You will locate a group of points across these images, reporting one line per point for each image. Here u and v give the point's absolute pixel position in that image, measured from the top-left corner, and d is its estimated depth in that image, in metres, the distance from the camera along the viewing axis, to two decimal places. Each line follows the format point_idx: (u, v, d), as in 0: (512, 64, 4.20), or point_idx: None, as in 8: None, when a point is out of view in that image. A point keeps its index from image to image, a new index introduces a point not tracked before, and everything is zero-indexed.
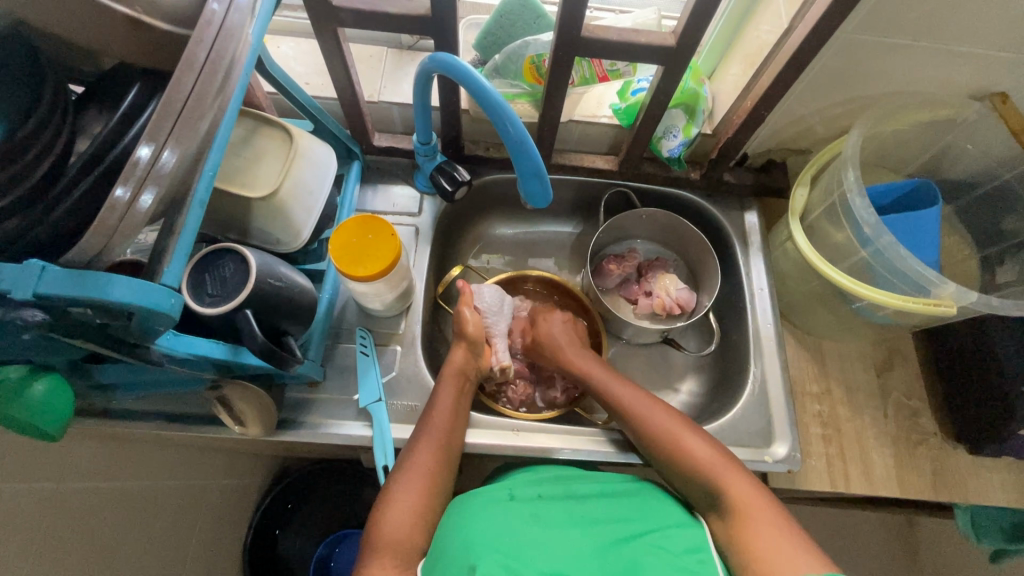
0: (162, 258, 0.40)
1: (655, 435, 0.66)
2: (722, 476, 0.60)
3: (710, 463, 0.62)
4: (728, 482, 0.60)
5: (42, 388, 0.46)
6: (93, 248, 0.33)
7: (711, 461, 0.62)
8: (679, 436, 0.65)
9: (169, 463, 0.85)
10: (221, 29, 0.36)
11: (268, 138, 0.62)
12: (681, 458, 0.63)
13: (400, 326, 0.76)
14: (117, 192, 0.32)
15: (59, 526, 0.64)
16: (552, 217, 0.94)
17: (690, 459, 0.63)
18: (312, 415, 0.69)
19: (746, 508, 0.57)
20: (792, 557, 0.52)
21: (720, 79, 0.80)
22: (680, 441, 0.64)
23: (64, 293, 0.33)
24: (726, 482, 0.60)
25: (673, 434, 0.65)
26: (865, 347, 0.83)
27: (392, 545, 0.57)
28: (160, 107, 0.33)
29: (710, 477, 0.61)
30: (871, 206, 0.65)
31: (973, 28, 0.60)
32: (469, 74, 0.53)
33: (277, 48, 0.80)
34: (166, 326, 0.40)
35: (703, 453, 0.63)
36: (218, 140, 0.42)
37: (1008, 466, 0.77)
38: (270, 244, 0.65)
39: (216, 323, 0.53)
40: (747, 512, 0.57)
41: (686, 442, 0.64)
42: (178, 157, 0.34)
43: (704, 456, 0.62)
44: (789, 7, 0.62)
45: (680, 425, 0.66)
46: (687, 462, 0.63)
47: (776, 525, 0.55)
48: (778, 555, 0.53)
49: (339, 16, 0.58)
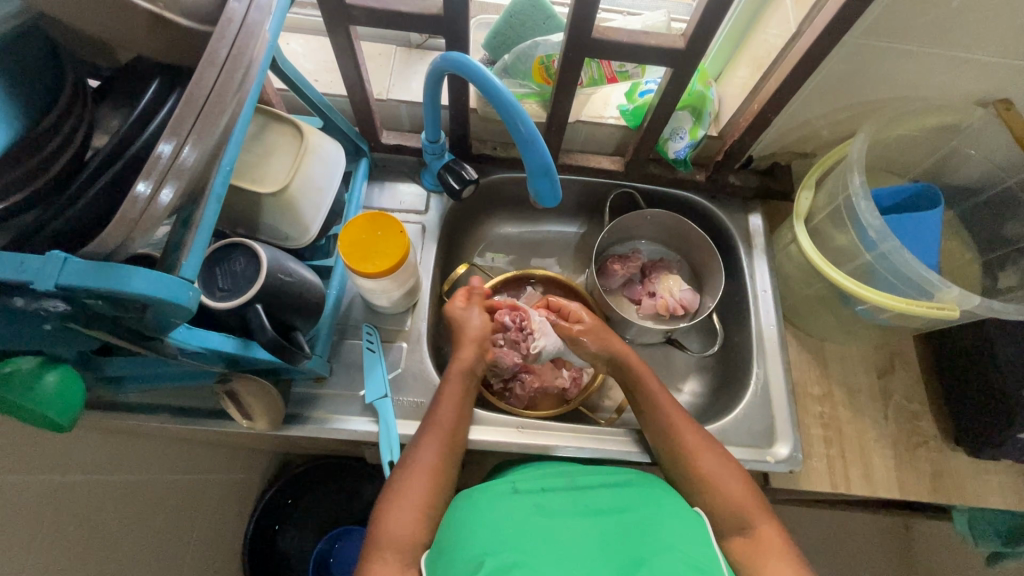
0: (179, 251, 0.40)
1: (691, 460, 0.65)
2: (756, 518, 0.61)
3: (744, 502, 0.61)
4: (759, 524, 0.60)
5: (54, 380, 0.46)
6: (113, 241, 0.34)
7: (744, 500, 0.62)
8: (718, 468, 0.64)
9: (174, 456, 0.85)
10: (242, 27, 0.37)
11: (280, 134, 0.62)
12: (713, 488, 0.63)
13: (405, 323, 0.77)
14: (139, 186, 0.33)
15: (63, 518, 0.65)
16: (557, 216, 0.95)
17: (722, 493, 0.62)
18: (319, 411, 0.69)
19: (773, 552, 0.58)
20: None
21: (727, 82, 0.81)
22: (717, 473, 0.64)
23: (83, 284, 0.33)
24: (758, 522, 0.60)
25: (711, 463, 0.64)
26: (866, 349, 0.83)
27: (397, 543, 0.57)
28: (182, 104, 0.34)
29: (742, 513, 0.61)
30: (876, 210, 0.65)
31: (980, 35, 0.60)
32: (478, 73, 0.54)
33: (286, 45, 0.81)
34: (182, 318, 0.40)
35: (735, 494, 0.62)
36: (235, 135, 0.42)
37: (1006, 469, 0.78)
38: (279, 240, 0.65)
39: (227, 317, 0.53)
40: (773, 554, 0.58)
41: (723, 477, 0.63)
42: (200, 153, 0.35)
43: (739, 496, 0.62)
44: (797, 11, 0.63)
45: (721, 458, 0.65)
46: (718, 495, 0.63)
47: (798, 572, 0.56)
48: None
49: (351, 14, 0.58)
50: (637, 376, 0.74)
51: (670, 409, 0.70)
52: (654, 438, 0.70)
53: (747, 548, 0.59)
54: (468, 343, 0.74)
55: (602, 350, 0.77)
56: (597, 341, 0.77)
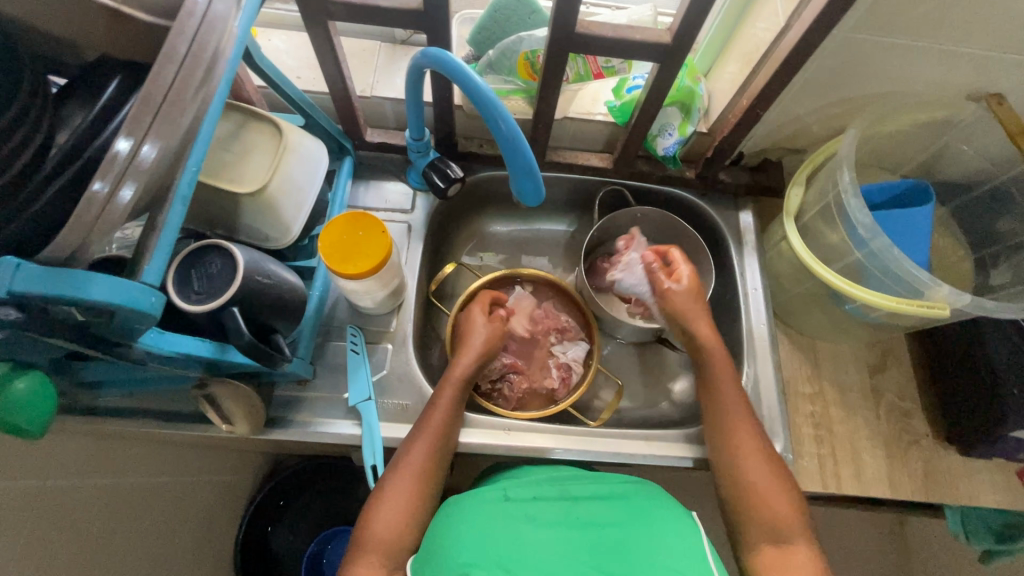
0: (142, 254, 0.39)
1: (742, 470, 0.63)
2: (792, 535, 0.59)
3: (785, 518, 0.59)
4: (795, 542, 0.58)
5: (24, 387, 0.44)
6: (70, 245, 0.32)
7: (786, 518, 0.59)
8: (767, 481, 0.61)
9: (159, 459, 0.84)
10: (203, 20, 0.35)
11: (258, 133, 0.61)
12: (755, 501, 0.61)
13: (391, 324, 0.75)
14: (95, 185, 0.31)
15: (44, 524, 0.63)
16: (547, 214, 0.93)
17: (763, 507, 0.60)
18: (302, 414, 0.68)
19: (804, 571, 0.56)
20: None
21: (717, 77, 0.79)
22: (763, 485, 0.61)
23: (37, 290, 0.32)
24: (794, 540, 0.58)
25: (760, 475, 0.62)
26: (859, 348, 0.82)
27: (381, 545, 0.57)
28: (139, 102, 0.32)
29: (779, 529, 0.59)
30: (866, 207, 0.64)
31: (972, 28, 0.59)
32: (460, 70, 0.52)
33: (268, 41, 0.79)
34: (148, 324, 0.39)
35: (783, 511, 0.60)
36: (203, 133, 0.41)
37: (998, 468, 0.77)
38: (260, 241, 0.64)
39: (201, 320, 0.52)
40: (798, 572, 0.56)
41: (768, 492, 0.61)
42: (159, 151, 0.33)
43: (782, 512, 0.59)
44: (786, 5, 0.61)
45: (771, 468, 0.62)
46: (759, 508, 0.60)
47: None
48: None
49: (329, 9, 0.57)
50: (714, 370, 0.69)
51: (734, 411, 0.66)
52: (712, 436, 0.67)
53: (776, 561, 0.58)
54: (471, 355, 0.71)
55: (687, 324, 0.72)
56: (678, 309, 0.73)
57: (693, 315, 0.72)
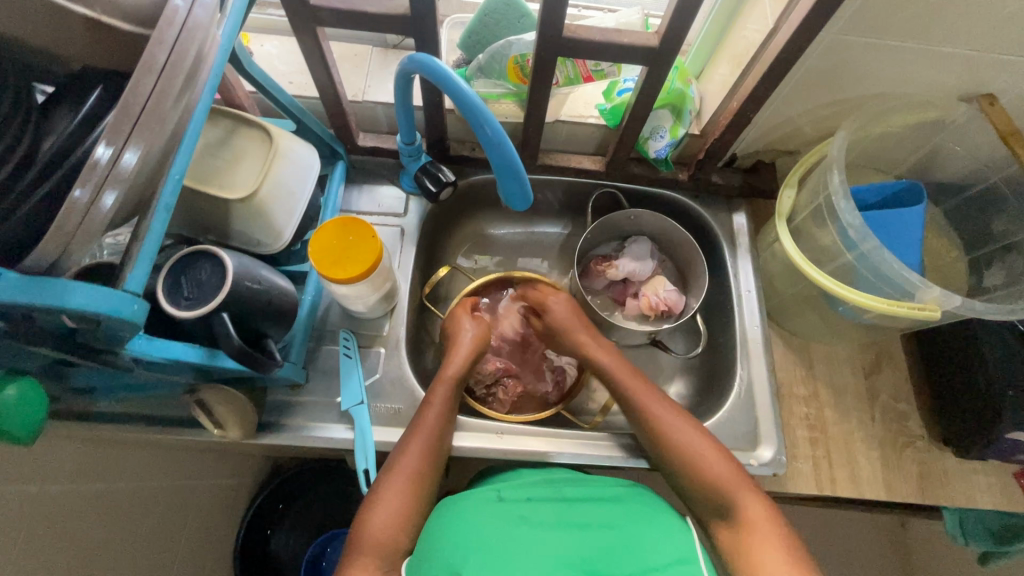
0: (126, 262, 0.39)
1: (669, 441, 0.65)
2: (737, 494, 0.60)
3: (724, 478, 0.61)
4: (742, 499, 0.59)
5: (14, 393, 0.45)
6: (52, 253, 0.33)
7: (724, 476, 0.61)
8: (696, 446, 0.64)
9: (156, 464, 0.84)
10: (183, 29, 0.35)
11: (248, 138, 0.61)
12: (691, 469, 0.63)
13: (384, 328, 0.76)
14: (75, 193, 0.32)
15: (41, 529, 0.64)
16: (541, 217, 0.94)
17: (701, 472, 0.62)
18: (295, 419, 0.68)
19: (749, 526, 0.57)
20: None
21: (708, 79, 0.79)
22: (692, 451, 0.63)
23: (21, 301, 0.33)
24: (740, 499, 0.59)
25: (686, 442, 0.64)
26: (853, 349, 0.82)
27: (377, 547, 0.56)
28: (118, 110, 0.33)
29: (723, 491, 0.60)
30: (856, 208, 0.64)
31: (960, 29, 0.59)
32: (448, 76, 0.52)
33: (260, 46, 0.79)
34: (133, 331, 0.39)
35: (718, 470, 0.62)
36: (187, 141, 0.41)
37: (994, 469, 0.77)
38: (251, 246, 0.64)
39: (192, 326, 0.52)
40: (756, 542, 0.56)
41: (702, 457, 0.63)
42: (140, 158, 0.34)
43: (715, 468, 0.62)
44: (775, 7, 0.61)
45: (699, 436, 0.65)
46: (697, 475, 0.62)
47: (775, 537, 0.56)
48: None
49: (317, 15, 0.57)
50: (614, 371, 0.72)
51: (649, 397, 0.69)
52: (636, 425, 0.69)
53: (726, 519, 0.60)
54: (462, 351, 0.73)
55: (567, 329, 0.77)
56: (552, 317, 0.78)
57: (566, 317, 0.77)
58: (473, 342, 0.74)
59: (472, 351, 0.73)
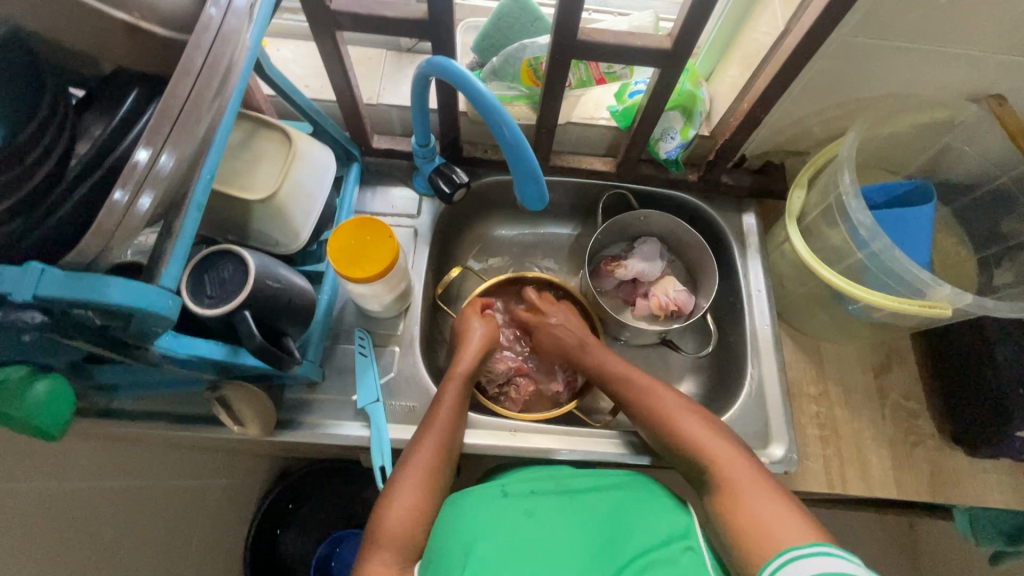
0: (160, 261, 0.41)
1: (651, 411, 0.67)
2: (713, 448, 0.61)
3: (700, 436, 0.62)
4: (720, 453, 0.60)
5: (45, 389, 0.46)
6: (92, 251, 0.34)
7: (699, 433, 0.63)
8: (673, 411, 0.66)
9: (172, 462, 0.85)
10: (218, 34, 0.37)
11: (268, 141, 0.62)
12: (670, 432, 0.65)
13: (398, 327, 0.77)
14: (116, 194, 0.33)
15: (62, 525, 0.65)
16: (551, 218, 0.95)
17: (680, 434, 0.64)
18: (311, 416, 0.69)
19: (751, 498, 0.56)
20: (779, 519, 0.53)
21: (718, 81, 0.80)
22: (671, 415, 0.65)
23: (60, 296, 0.34)
24: (717, 453, 0.60)
25: (665, 410, 0.66)
26: (863, 348, 0.83)
27: (394, 542, 0.57)
28: (158, 112, 0.34)
29: (701, 448, 0.61)
30: (867, 208, 0.65)
31: (969, 31, 0.60)
32: (464, 77, 0.53)
33: (276, 51, 0.81)
34: (164, 327, 0.40)
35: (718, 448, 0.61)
36: (216, 142, 0.43)
37: (1004, 468, 0.77)
38: (270, 246, 0.65)
39: (215, 324, 0.53)
40: (741, 492, 0.57)
41: (679, 418, 0.65)
42: (176, 161, 0.35)
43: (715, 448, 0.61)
44: (785, 9, 0.62)
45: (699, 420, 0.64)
46: (676, 437, 0.64)
47: (783, 509, 0.54)
48: (778, 522, 0.53)
49: (337, 20, 0.58)
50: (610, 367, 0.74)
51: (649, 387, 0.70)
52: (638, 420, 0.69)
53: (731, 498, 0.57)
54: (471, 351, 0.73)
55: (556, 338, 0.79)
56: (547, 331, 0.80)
57: (560, 329, 0.79)
58: (489, 341, 0.76)
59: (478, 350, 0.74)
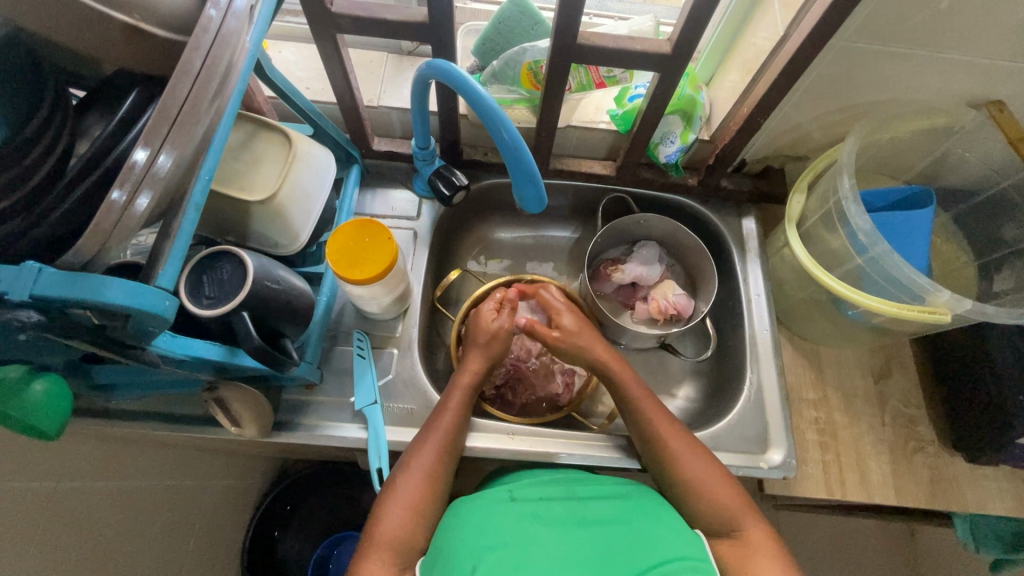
0: (158, 260, 0.41)
1: (682, 467, 0.64)
2: (740, 518, 0.60)
3: (732, 506, 0.61)
4: (748, 526, 0.60)
5: (41, 388, 0.46)
6: (88, 251, 0.34)
7: (730, 500, 0.61)
8: (707, 474, 0.63)
9: (170, 463, 0.85)
10: (217, 36, 0.37)
11: (268, 142, 0.62)
12: (699, 493, 0.63)
13: (397, 329, 0.77)
14: (114, 194, 0.33)
15: (60, 525, 0.64)
16: (551, 221, 0.95)
17: (710, 496, 0.62)
18: (310, 418, 0.69)
19: (758, 554, 0.56)
20: None
21: (718, 85, 0.80)
22: (703, 477, 0.63)
23: (59, 295, 0.34)
24: (746, 525, 0.60)
25: (697, 470, 0.64)
26: (862, 353, 0.83)
27: (390, 543, 0.57)
28: (156, 113, 0.34)
29: (731, 516, 0.60)
30: (866, 212, 0.65)
31: (969, 36, 0.60)
32: (471, 87, 0.53)
33: (279, 53, 0.81)
34: (162, 326, 0.40)
35: (726, 495, 0.62)
36: (215, 145, 0.43)
37: (1005, 475, 0.77)
38: (269, 247, 0.65)
39: (212, 324, 0.53)
40: (753, 547, 0.58)
41: (710, 482, 0.63)
42: (174, 161, 0.35)
43: (729, 499, 0.61)
44: (785, 14, 0.62)
45: (710, 464, 0.64)
46: (704, 498, 0.62)
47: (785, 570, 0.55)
48: None
49: (337, 22, 0.59)
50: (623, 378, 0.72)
51: (660, 418, 0.68)
52: (644, 445, 0.68)
53: (733, 548, 0.58)
54: (477, 353, 0.73)
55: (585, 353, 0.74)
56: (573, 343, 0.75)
57: (592, 344, 0.75)
58: (507, 333, 0.75)
59: (485, 356, 0.73)
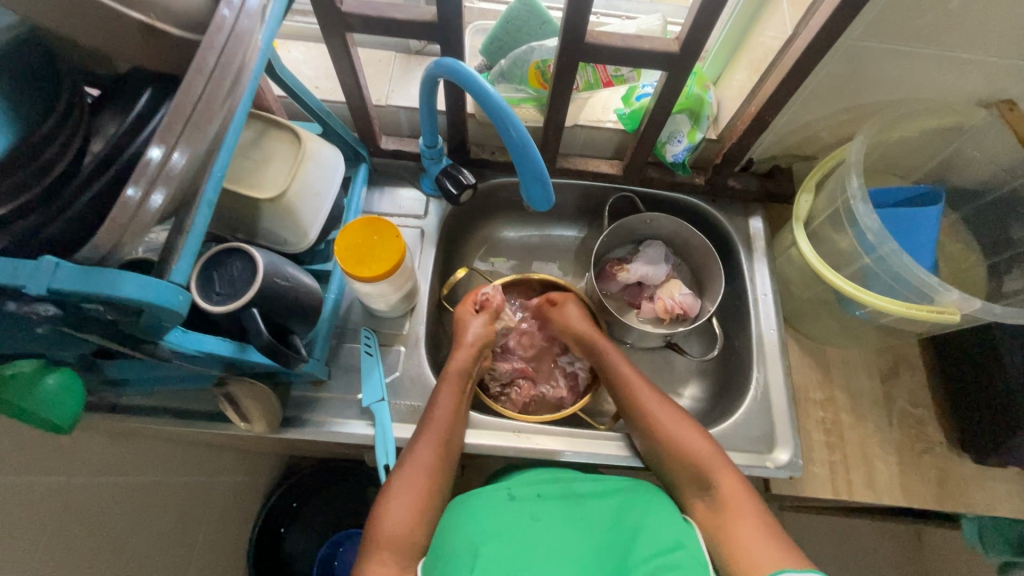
0: (171, 256, 0.41)
1: (659, 431, 0.66)
2: (716, 475, 0.62)
3: (706, 461, 0.63)
4: (718, 478, 0.62)
5: (54, 382, 0.46)
6: (104, 246, 0.34)
7: (707, 458, 0.63)
8: (683, 434, 0.66)
9: (179, 458, 0.86)
10: (231, 35, 0.37)
11: (278, 140, 0.63)
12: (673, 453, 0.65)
13: (404, 327, 0.77)
14: (129, 191, 0.33)
15: (71, 519, 0.65)
16: (558, 220, 0.95)
17: (686, 456, 0.64)
18: (317, 415, 0.70)
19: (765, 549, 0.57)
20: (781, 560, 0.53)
21: (725, 85, 0.81)
22: (679, 440, 0.65)
23: (75, 289, 0.34)
24: (719, 480, 0.62)
25: (672, 428, 0.66)
26: (870, 353, 0.82)
27: (390, 542, 0.57)
28: (171, 109, 0.34)
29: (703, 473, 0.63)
30: (875, 212, 0.64)
31: (980, 34, 0.59)
32: (442, 62, 0.56)
33: (288, 52, 0.82)
34: (174, 321, 0.41)
35: (701, 451, 0.64)
36: (227, 142, 0.43)
37: (1014, 477, 0.77)
38: (278, 245, 0.66)
39: (222, 320, 0.53)
40: (729, 504, 0.59)
41: (682, 441, 0.65)
42: (188, 158, 0.35)
43: (703, 455, 0.64)
44: (795, 13, 0.62)
45: (686, 424, 0.67)
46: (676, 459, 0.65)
47: (763, 525, 0.57)
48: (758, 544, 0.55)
49: (347, 21, 0.59)
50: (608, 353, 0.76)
51: (641, 388, 0.72)
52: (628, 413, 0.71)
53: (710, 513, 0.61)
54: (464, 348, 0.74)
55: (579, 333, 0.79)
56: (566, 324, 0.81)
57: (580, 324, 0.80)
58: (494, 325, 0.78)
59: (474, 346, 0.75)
